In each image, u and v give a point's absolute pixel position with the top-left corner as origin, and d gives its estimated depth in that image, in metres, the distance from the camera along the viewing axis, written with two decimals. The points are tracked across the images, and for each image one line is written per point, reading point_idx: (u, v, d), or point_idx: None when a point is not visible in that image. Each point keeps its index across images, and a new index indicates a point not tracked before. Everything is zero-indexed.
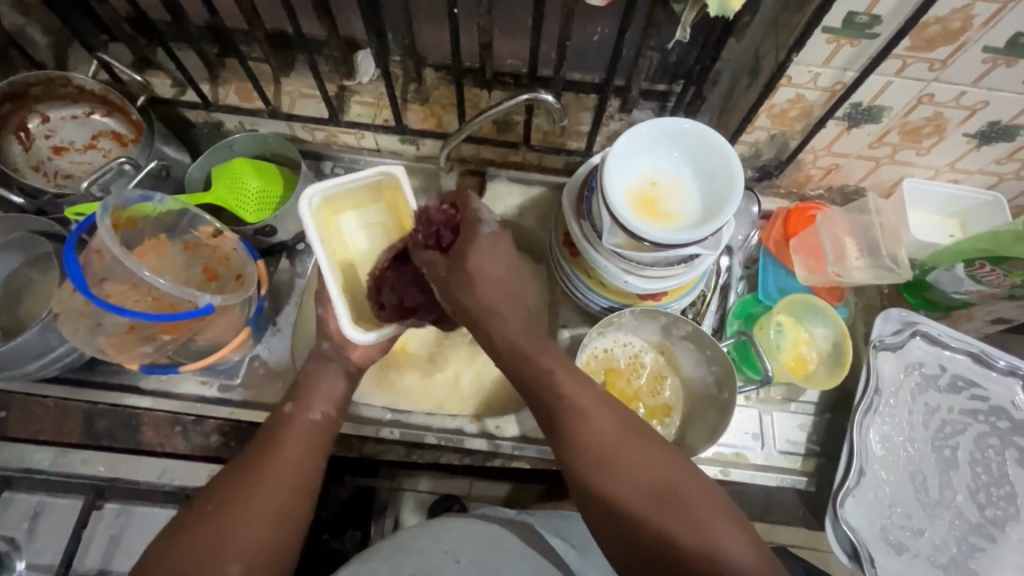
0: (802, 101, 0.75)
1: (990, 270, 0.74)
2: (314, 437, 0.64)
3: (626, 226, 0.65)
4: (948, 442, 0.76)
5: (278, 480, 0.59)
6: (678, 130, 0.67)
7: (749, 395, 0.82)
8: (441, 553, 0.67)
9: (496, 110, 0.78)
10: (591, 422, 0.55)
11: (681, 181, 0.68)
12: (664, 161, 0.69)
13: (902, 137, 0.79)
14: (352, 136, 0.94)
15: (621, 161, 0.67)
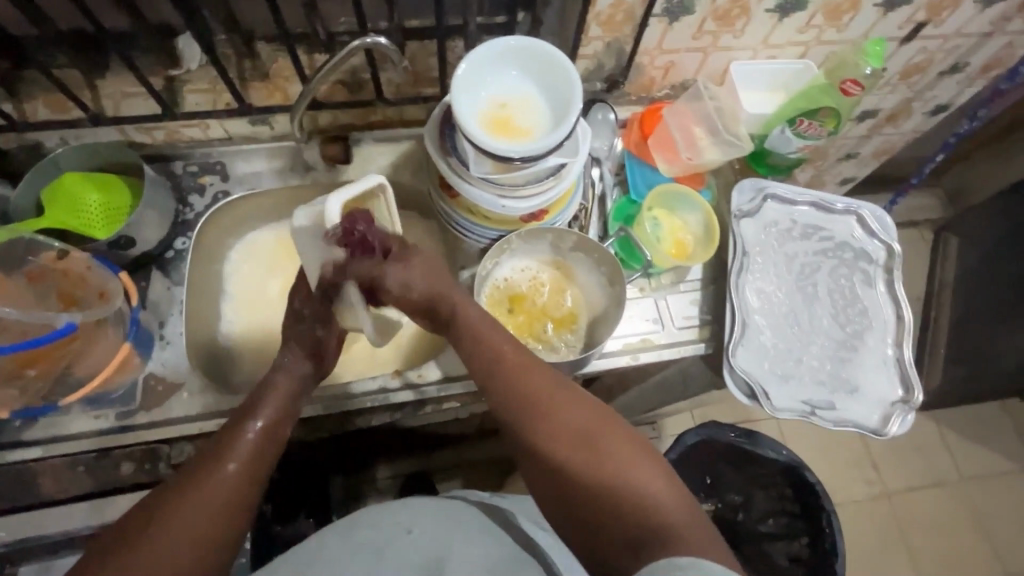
0: (624, 4, 0.79)
1: (809, 123, 0.85)
2: (255, 454, 0.61)
3: (480, 145, 0.67)
4: (810, 282, 0.87)
5: (221, 494, 0.56)
6: (520, 50, 0.69)
7: (643, 286, 0.89)
8: (396, 526, 0.72)
9: (330, 64, 0.74)
10: (534, 391, 0.61)
11: (530, 100, 0.71)
12: (512, 81, 0.71)
13: (717, 23, 0.86)
14: (195, 128, 0.88)
15: (468, 87, 0.68)
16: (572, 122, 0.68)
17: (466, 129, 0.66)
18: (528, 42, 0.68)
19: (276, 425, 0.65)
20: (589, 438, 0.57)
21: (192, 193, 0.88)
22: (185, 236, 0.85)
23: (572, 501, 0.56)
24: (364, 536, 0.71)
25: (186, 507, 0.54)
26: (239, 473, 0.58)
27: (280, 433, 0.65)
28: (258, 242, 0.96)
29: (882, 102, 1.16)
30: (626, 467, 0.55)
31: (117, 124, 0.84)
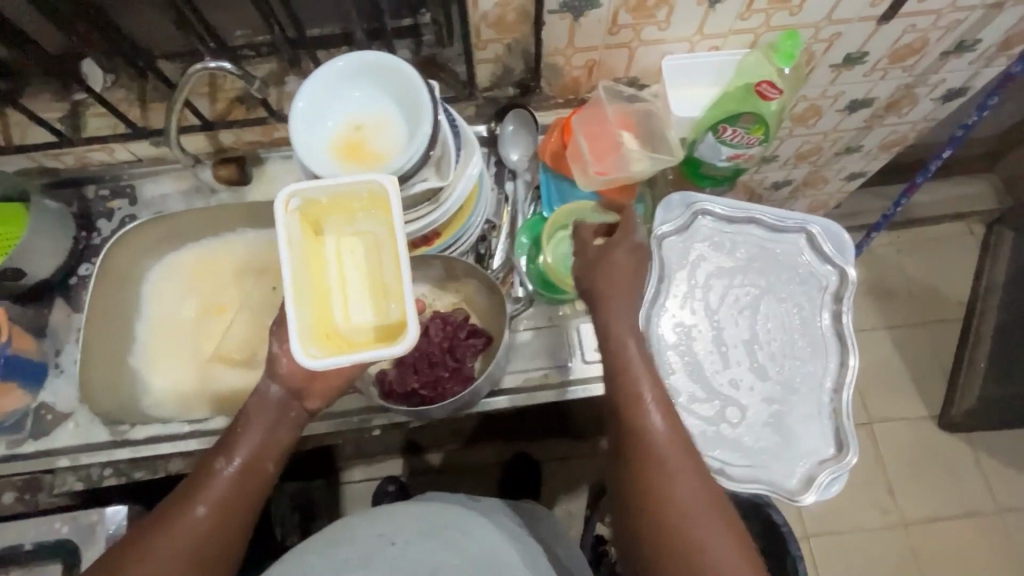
0: (511, 2, 0.70)
1: (733, 130, 0.73)
2: (228, 503, 0.60)
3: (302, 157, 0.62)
4: (745, 313, 0.75)
5: (180, 544, 0.57)
6: (374, 61, 0.62)
7: (554, 315, 0.81)
8: (375, 537, 0.70)
9: (178, 93, 0.71)
10: (651, 446, 0.57)
11: (383, 126, 0.64)
12: (369, 104, 0.64)
13: (634, 15, 0.75)
14: (100, 152, 0.87)
15: (318, 106, 0.63)
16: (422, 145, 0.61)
17: (301, 155, 0.61)
18: (399, 68, 0.62)
19: (251, 463, 0.62)
20: (691, 512, 0.53)
21: (101, 218, 0.89)
22: (90, 263, 0.87)
23: (648, 564, 0.55)
24: (347, 552, 0.68)
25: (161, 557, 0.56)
26: (211, 522, 0.59)
27: (261, 469, 0.64)
28: (175, 262, 0.93)
29: (875, 89, 0.99)
30: (715, 549, 0.52)
31: (23, 153, 0.84)
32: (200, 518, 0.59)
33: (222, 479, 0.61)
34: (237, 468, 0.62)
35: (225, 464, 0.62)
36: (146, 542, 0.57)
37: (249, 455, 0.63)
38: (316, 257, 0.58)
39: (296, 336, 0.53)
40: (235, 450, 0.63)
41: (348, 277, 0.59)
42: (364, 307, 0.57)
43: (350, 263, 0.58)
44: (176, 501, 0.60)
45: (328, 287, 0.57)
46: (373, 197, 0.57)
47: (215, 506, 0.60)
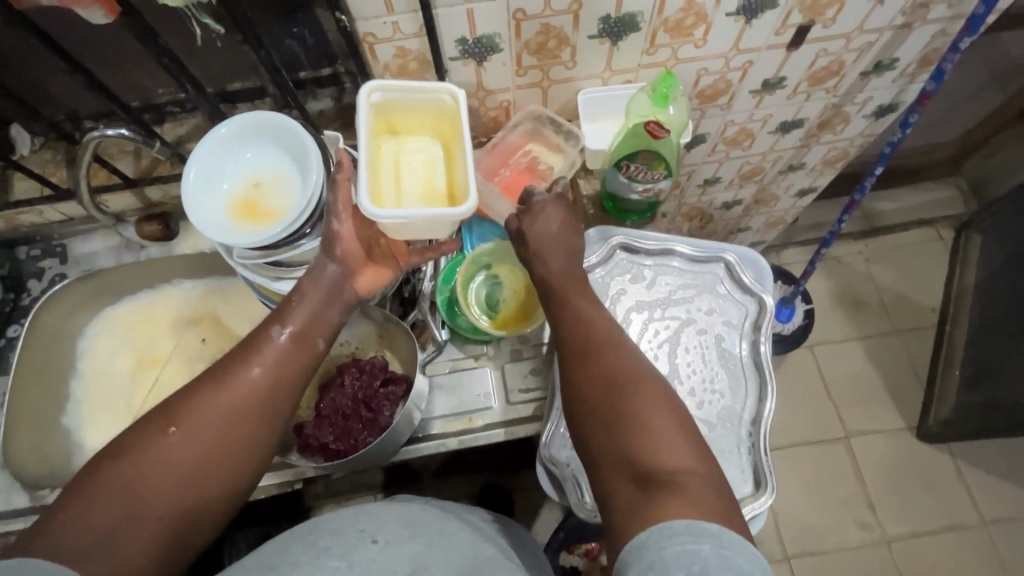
0: (410, 53, 0.71)
1: (636, 167, 0.74)
2: (274, 377, 0.55)
3: (191, 191, 0.63)
4: (665, 346, 0.75)
5: (220, 407, 0.52)
6: (272, 123, 0.64)
7: (478, 355, 0.80)
8: (356, 532, 0.62)
9: (79, 155, 0.74)
10: (594, 334, 0.57)
11: (280, 183, 0.65)
12: (272, 165, 0.65)
13: (538, 57, 0.76)
14: (30, 214, 0.88)
15: (216, 163, 0.65)
16: (307, 205, 0.61)
17: (188, 210, 0.62)
18: (305, 141, 0.63)
19: (306, 332, 0.58)
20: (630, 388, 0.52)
21: (32, 278, 0.90)
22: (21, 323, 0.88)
23: (582, 434, 0.52)
24: (325, 542, 0.60)
25: (206, 411, 0.52)
26: (257, 384, 0.54)
27: (312, 344, 0.59)
28: (111, 316, 0.94)
29: (802, 111, 1.00)
30: (650, 417, 0.50)
31: None
32: (243, 388, 0.53)
33: (272, 346, 0.56)
34: (290, 338, 0.57)
35: (280, 332, 0.57)
36: (190, 400, 0.52)
37: (303, 326, 0.58)
38: (376, 148, 0.66)
39: (364, 188, 0.58)
40: (290, 318, 0.58)
41: (398, 171, 0.67)
42: (414, 190, 0.66)
43: (405, 165, 0.67)
44: (220, 368, 0.55)
45: (383, 180, 0.65)
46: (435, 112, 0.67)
47: (268, 367, 0.55)
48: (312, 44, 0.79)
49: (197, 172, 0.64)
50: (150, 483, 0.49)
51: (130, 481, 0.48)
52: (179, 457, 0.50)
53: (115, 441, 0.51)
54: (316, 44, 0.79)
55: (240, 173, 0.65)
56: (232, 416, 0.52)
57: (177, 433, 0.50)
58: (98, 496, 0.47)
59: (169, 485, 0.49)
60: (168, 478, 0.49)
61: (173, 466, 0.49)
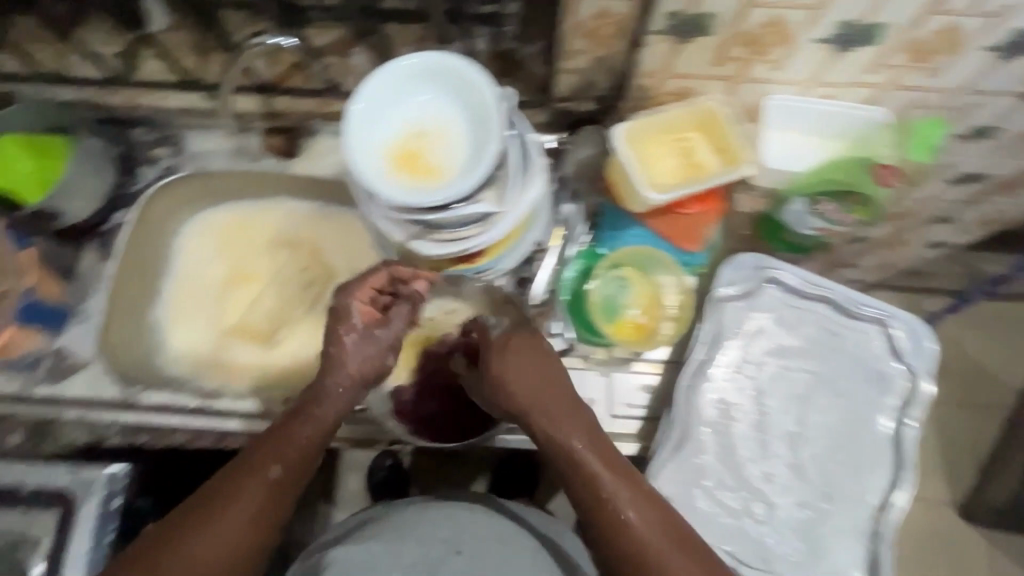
0: (613, 16, 0.62)
1: (826, 204, 0.70)
2: (281, 484, 0.58)
3: (352, 114, 0.57)
4: (794, 400, 0.69)
5: (257, 490, 0.57)
6: (467, 81, 0.57)
7: (587, 356, 0.76)
8: (440, 543, 0.65)
9: (239, 58, 0.72)
10: (638, 541, 0.55)
11: (451, 139, 0.58)
12: (445, 118, 0.59)
13: (746, 49, 0.66)
14: (155, 97, 0.85)
15: (390, 91, 0.58)
16: (461, 195, 0.56)
17: (346, 130, 0.57)
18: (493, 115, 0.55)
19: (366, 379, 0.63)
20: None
21: (143, 164, 0.85)
22: (125, 211, 0.83)
23: None
24: (409, 556, 0.63)
25: (223, 532, 0.56)
26: (285, 468, 0.58)
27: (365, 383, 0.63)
28: (212, 220, 0.91)
29: (991, 166, 0.88)
30: None
31: (76, 86, 0.82)
32: (286, 466, 0.59)
33: (514, 357, 0.61)
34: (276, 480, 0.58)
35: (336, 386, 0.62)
36: (194, 520, 0.56)
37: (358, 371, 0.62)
38: (697, 121, 0.74)
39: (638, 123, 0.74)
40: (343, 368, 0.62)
41: (684, 130, 0.75)
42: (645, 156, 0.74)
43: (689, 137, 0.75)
44: (263, 443, 0.60)
45: (674, 126, 0.75)
46: (713, 121, 0.74)
47: (296, 452, 0.59)
48: None
49: (366, 96, 0.57)
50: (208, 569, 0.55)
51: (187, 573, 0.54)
52: (239, 526, 0.56)
53: (156, 539, 0.56)
54: None
55: (410, 112, 0.59)
56: (281, 488, 0.58)
57: (205, 541, 0.55)
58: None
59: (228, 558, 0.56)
60: (226, 558, 0.56)
61: (236, 535, 0.56)
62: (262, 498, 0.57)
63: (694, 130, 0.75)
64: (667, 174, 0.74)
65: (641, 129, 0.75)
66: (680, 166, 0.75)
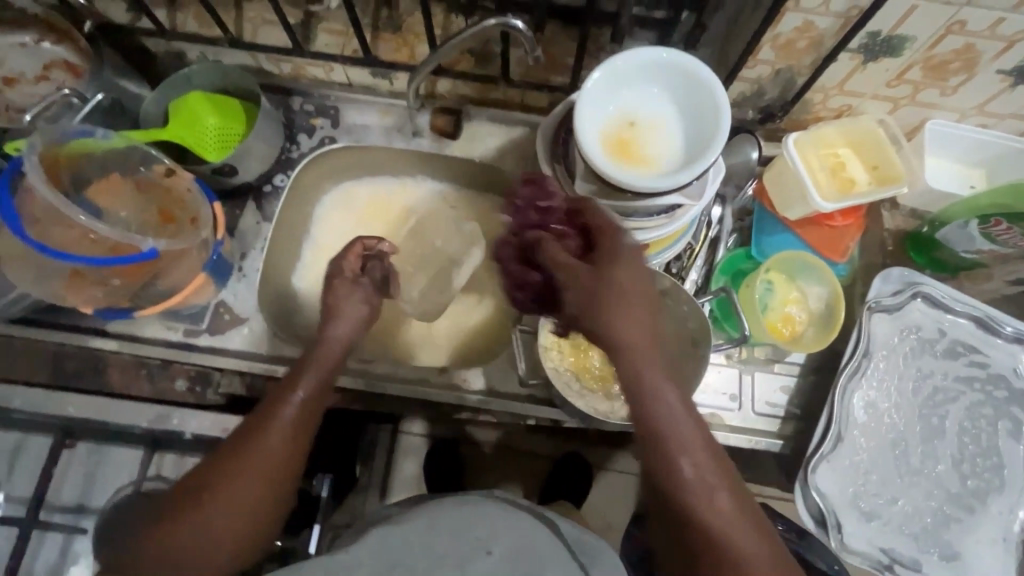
0: (813, 30, 0.65)
1: (1005, 228, 0.70)
2: (297, 427, 0.55)
3: (630, 59, 0.60)
4: (937, 410, 0.72)
5: (253, 460, 0.53)
6: (701, 87, 0.60)
7: (731, 354, 0.78)
8: (469, 537, 0.50)
9: (465, 36, 0.69)
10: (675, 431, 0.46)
11: (667, 150, 0.61)
12: (673, 131, 0.62)
13: (925, 74, 0.69)
14: (320, 69, 0.87)
15: (659, 74, 0.61)
16: (661, 188, 0.59)
17: (581, 94, 0.61)
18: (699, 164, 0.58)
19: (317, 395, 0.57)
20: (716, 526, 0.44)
21: (302, 132, 0.88)
22: (285, 174, 0.85)
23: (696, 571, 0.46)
24: (440, 546, 0.49)
25: (236, 489, 0.52)
26: (275, 445, 0.54)
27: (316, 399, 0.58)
28: (354, 191, 0.89)
29: None
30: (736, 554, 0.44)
31: (251, 51, 0.85)
32: (277, 439, 0.54)
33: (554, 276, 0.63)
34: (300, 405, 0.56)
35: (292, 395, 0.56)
36: (217, 475, 0.52)
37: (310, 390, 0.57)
38: (856, 140, 0.78)
39: (805, 135, 0.77)
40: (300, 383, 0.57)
41: (843, 148, 0.78)
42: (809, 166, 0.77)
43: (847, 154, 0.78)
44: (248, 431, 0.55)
45: (834, 142, 0.78)
46: (868, 140, 0.77)
47: (280, 430, 0.55)
48: None
49: (648, 61, 0.61)
50: (191, 557, 0.51)
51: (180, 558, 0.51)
52: (229, 508, 0.52)
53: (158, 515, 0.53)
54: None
55: (659, 102, 0.62)
56: (271, 470, 0.53)
57: (223, 499, 0.51)
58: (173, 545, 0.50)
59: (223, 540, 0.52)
60: (217, 544, 0.51)
61: (223, 515, 0.51)
62: (254, 474, 0.53)
63: (851, 149, 0.78)
64: (826, 184, 0.77)
65: (807, 141, 0.77)
66: (837, 180, 0.77)
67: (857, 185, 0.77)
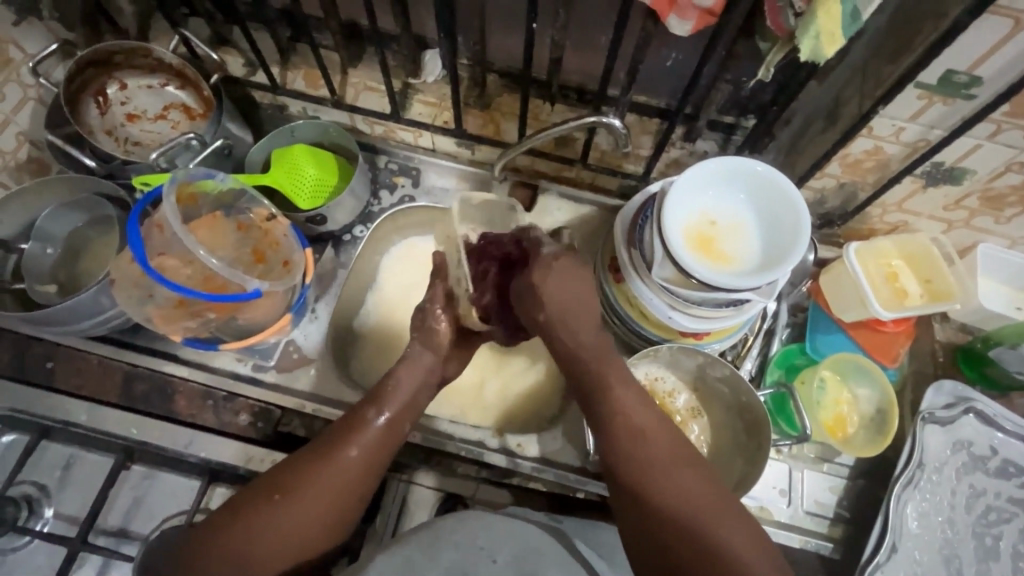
0: (881, 154, 0.71)
1: None
2: (378, 443, 0.62)
3: (727, 168, 0.67)
4: (990, 530, 0.73)
5: (335, 480, 0.58)
6: (780, 201, 0.66)
7: (781, 449, 0.79)
8: (474, 548, 0.51)
9: (560, 129, 0.76)
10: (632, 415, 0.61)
11: (738, 255, 0.66)
12: (746, 240, 0.67)
13: (982, 203, 0.74)
14: (410, 134, 0.93)
15: (750, 184, 0.68)
16: (743, 288, 0.63)
17: (676, 181, 0.66)
18: (761, 278, 0.63)
19: (396, 420, 0.64)
20: (695, 512, 0.53)
21: (384, 188, 0.93)
22: (364, 227, 0.90)
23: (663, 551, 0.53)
24: (448, 559, 0.50)
25: (310, 496, 0.57)
26: (359, 465, 0.60)
27: (399, 429, 0.65)
28: (416, 246, 0.91)
29: None
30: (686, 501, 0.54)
31: (350, 112, 0.91)
32: (360, 456, 0.60)
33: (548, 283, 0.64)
34: (384, 424, 0.63)
35: (377, 416, 0.63)
36: (293, 479, 0.58)
37: (397, 413, 0.64)
38: (913, 255, 0.82)
39: (865, 245, 0.82)
40: (386, 404, 0.64)
41: (901, 261, 0.82)
42: (868, 274, 0.80)
43: (903, 267, 0.82)
44: (324, 445, 0.60)
45: (891, 254, 0.82)
46: (924, 256, 0.81)
47: (364, 453, 0.60)
48: (743, 94, 0.76)
49: (744, 173, 0.67)
50: (257, 551, 0.54)
51: (249, 550, 0.54)
52: (307, 512, 0.56)
53: (227, 510, 0.57)
54: (747, 95, 0.76)
55: (741, 212, 0.68)
56: (359, 478, 0.60)
57: (292, 506, 0.56)
58: (235, 540, 0.54)
59: (297, 538, 0.56)
60: (288, 534, 0.56)
61: (302, 517, 0.56)
62: (338, 483, 0.58)
63: (908, 263, 0.82)
64: (881, 292, 0.80)
65: (866, 251, 0.82)
66: (893, 290, 0.80)
67: (909, 297, 0.80)
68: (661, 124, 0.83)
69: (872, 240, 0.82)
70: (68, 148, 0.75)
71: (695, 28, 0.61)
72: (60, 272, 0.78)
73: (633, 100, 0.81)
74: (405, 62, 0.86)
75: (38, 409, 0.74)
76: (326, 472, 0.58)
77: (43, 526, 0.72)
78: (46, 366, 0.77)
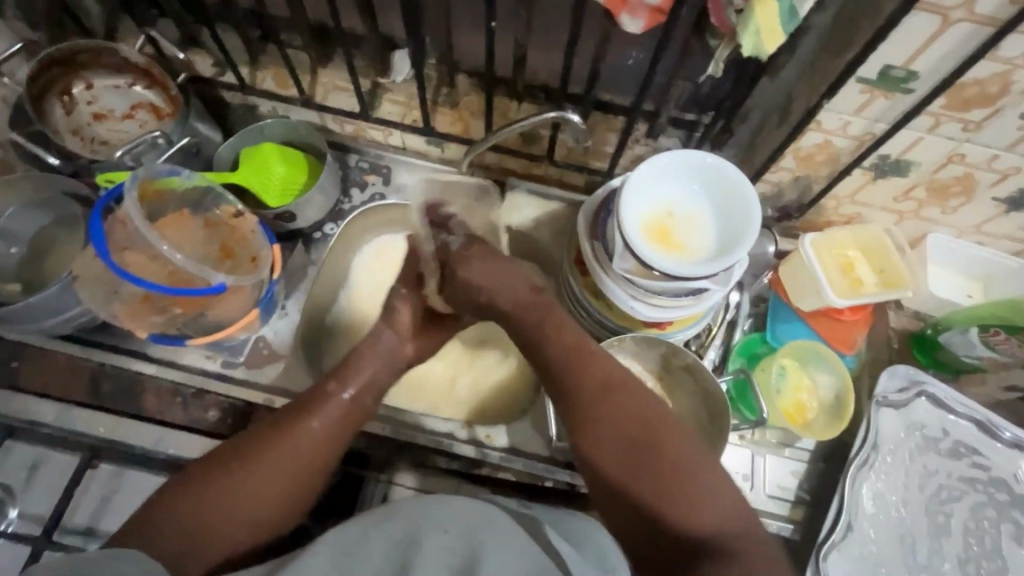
0: (831, 147, 0.74)
1: (1004, 338, 0.77)
2: (343, 415, 0.65)
3: (683, 161, 0.69)
4: (942, 508, 0.75)
5: (301, 449, 0.61)
6: (733, 193, 0.69)
7: (744, 435, 0.81)
8: (427, 524, 0.52)
9: (523, 124, 0.77)
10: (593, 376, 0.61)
11: (693, 247, 0.69)
12: (702, 232, 0.69)
13: (929, 194, 0.77)
14: (380, 132, 0.94)
15: (707, 177, 0.70)
16: (700, 276, 0.66)
17: (633, 173, 0.68)
18: (715, 268, 0.65)
19: (360, 395, 0.67)
20: (664, 467, 0.56)
21: (355, 186, 0.93)
22: (334, 224, 0.90)
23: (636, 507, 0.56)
24: (406, 540, 0.51)
25: (274, 464, 0.59)
26: (325, 435, 0.63)
27: (363, 405, 0.68)
28: (387, 245, 0.93)
29: None
30: (655, 461, 0.56)
31: (320, 111, 0.93)
32: (325, 427, 0.63)
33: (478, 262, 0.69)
34: (348, 399, 0.66)
35: (342, 391, 0.66)
36: (255, 449, 0.60)
37: (360, 389, 0.67)
38: (867, 246, 0.85)
39: (822, 236, 0.84)
40: (350, 380, 0.67)
41: (856, 252, 0.85)
42: (825, 264, 0.83)
43: (858, 257, 0.85)
44: (290, 416, 0.63)
45: (847, 245, 0.85)
46: (877, 247, 0.84)
47: (329, 425, 0.63)
48: (700, 91, 0.78)
49: (699, 168, 0.69)
50: (219, 518, 0.55)
51: (209, 518, 0.55)
52: (271, 480, 0.58)
53: (185, 480, 0.57)
54: (704, 91, 0.78)
55: (698, 205, 0.71)
56: (325, 448, 0.62)
57: (256, 475, 0.58)
58: (193, 508, 0.55)
59: (261, 506, 0.57)
60: (253, 502, 0.57)
61: (266, 485, 0.58)
62: (304, 453, 0.61)
63: (864, 254, 0.85)
64: (838, 281, 0.83)
65: (823, 242, 0.84)
66: (849, 279, 0.83)
67: (864, 286, 0.83)
68: (624, 121, 0.85)
69: (829, 232, 0.85)
70: (32, 146, 0.75)
71: (647, 25, 0.65)
72: (24, 271, 0.77)
73: (596, 97, 0.83)
74: (373, 62, 0.88)
75: (2, 409, 0.74)
76: (292, 440, 0.60)
77: (6, 527, 0.72)
78: (9, 366, 0.76)
